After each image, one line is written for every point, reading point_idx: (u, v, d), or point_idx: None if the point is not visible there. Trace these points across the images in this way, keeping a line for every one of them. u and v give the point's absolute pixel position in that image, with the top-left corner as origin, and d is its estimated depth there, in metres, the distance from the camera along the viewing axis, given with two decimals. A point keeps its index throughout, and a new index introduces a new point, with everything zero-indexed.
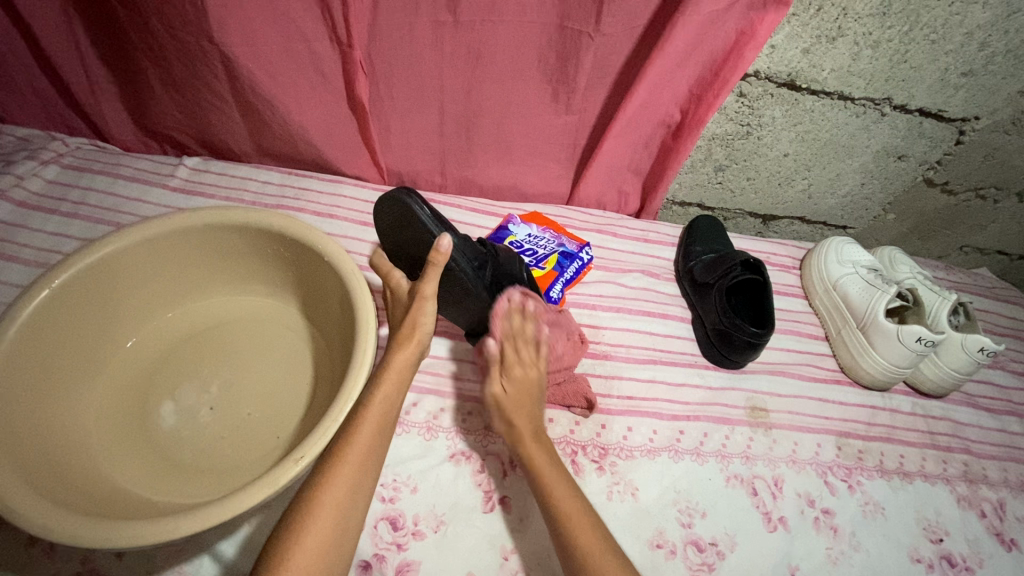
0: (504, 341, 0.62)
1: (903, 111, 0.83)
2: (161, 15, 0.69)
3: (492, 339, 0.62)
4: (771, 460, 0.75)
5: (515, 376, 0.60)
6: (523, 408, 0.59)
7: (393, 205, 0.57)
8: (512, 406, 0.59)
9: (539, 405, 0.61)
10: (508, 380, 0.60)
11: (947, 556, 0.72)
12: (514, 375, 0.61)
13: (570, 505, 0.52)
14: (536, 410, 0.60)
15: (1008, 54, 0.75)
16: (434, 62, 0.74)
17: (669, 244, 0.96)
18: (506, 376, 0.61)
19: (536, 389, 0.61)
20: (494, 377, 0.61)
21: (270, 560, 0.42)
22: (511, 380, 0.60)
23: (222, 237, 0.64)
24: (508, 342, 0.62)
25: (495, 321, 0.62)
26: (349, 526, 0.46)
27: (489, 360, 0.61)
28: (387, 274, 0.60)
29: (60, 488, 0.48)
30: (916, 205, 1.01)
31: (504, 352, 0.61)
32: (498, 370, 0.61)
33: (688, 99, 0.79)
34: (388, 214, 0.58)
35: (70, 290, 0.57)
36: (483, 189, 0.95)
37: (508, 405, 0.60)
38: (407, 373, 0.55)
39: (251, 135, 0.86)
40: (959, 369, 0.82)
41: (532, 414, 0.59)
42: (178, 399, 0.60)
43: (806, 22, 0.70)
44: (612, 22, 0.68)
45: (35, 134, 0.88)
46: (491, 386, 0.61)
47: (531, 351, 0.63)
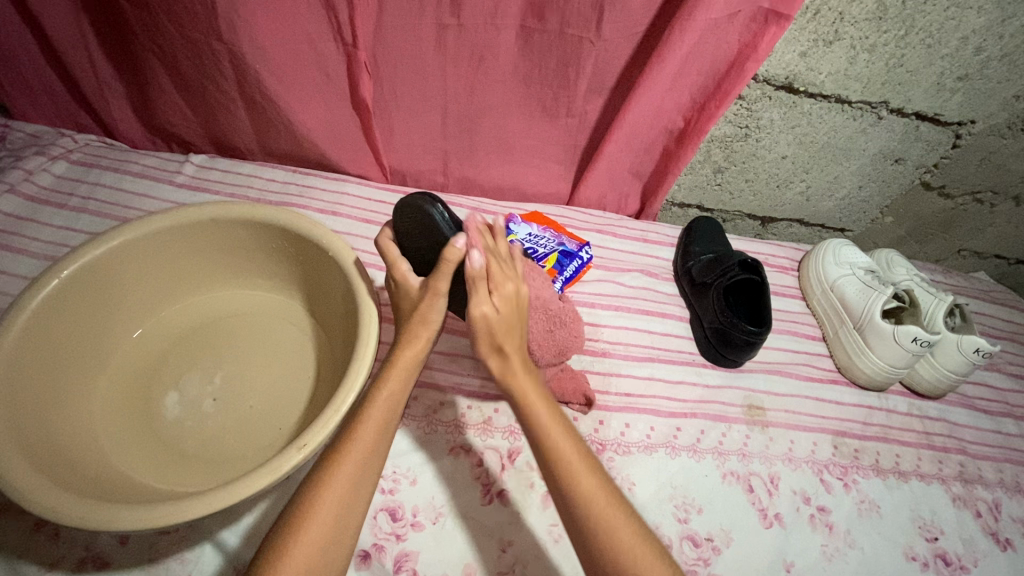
0: (489, 257, 0.55)
1: (900, 115, 0.84)
2: (171, 16, 0.70)
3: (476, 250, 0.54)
4: (768, 458, 0.76)
5: (504, 293, 0.53)
6: (512, 332, 0.53)
7: (413, 211, 0.58)
8: (502, 328, 0.52)
9: (523, 329, 0.55)
10: (495, 298, 0.53)
11: (942, 555, 0.72)
12: (504, 293, 0.53)
13: (565, 445, 0.48)
14: (521, 327, 0.54)
15: (1003, 59, 0.76)
16: (437, 63, 0.76)
17: (669, 245, 0.97)
18: (496, 293, 0.53)
19: (524, 309, 0.55)
20: (481, 293, 0.52)
21: (272, 543, 0.43)
22: (500, 296, 0.53)
23: (229, 232, 0.66)
24: (491, 257, 0.55)
25: (471, 232, 0.56)
26: (351, 517, 0.46)
27: (476, 275, 0.53)
28: (394, 265, 0.59)
29: (66, 472, 0.49)
30: (913, 208, 1.02)
31: (491, 269, 0.54)
32: (485, 288, 0.53)
33: (690, 106, 0.80)
34: (403, 220, 0.60)
35: (79, 280, 0.58)
36: (485, 189, 0.96)
37: (498, 327, 0.52)
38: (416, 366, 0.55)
39: (256, 134, 0.88)
40: (955, 370, 0.83)
41: (519, 339, 0.53)
42: (183, 389, 0.61)
43: (804, 26, 0.71)
44: (612, 26, 0.69)
45: (44, 130, 0.90)
46: (478, 305, 0.52)
47: (515, 271, 0.56)
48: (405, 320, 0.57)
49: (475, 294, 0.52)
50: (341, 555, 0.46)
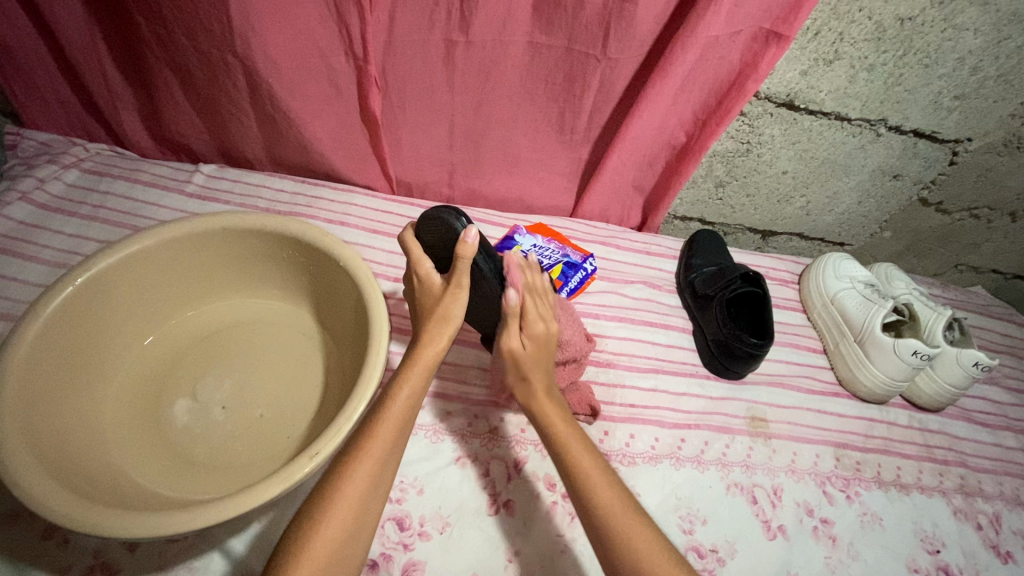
0: (525, 294, 0.57)
1: (899, 132, 0.86)
2: (185, 29, 0.72)
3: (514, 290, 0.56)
4: (771, 469, 0.76)
5: (538, 336, 0.57)
6: (539, 366, 0.56)
7: (438, 225, 0.59)
8: (534, 361, 0.56)
9: (550, 367, 0.58)
10: (528, 337, 0.56)
11: (944, 567, 0.73)
12: (535, 334, 0.57)
13: (587, 462, 0.50)
14: (549, 366, 0.58)
15: (998, 78, 0.78)
16: (446, 78, 0.77)
17: (671, 257, 0.99)
18: (527, 333, 0.57)
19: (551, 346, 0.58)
20: (513, 331, 0.56)
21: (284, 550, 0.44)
22: (532, 336, 0.56)
23: (242, 241, 0.66)
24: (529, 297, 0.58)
25: (512, 273, 0.58)
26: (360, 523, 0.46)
27: (512, 312, 0.55)
28: (416, 260, 0.59)
29: (79, 479, 0.50)
30: (911, 223, 1.04)
31: (528, 309, 0.57)
32: (518, 325, 0.56)
33: (695, 125, 0.82)
34: (429, 233, 0.60)
35: (93, 287, 0.59)
36: (490, 201, 0.98)
37: (526, 362, 0.56)
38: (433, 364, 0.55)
39: (266, 145, 0.89)
40: (955, 383, 0.84)
41: (546, 373, 0.57)
42: (193, 397, 0.62)
43: (804, 46, 0.73)
44: (618, 45, 0.70)
45: (55, 139, 0.91)
46: (509, 336, 0.56)
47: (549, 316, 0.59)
48: (425, 318, 0.56)
49: (508, 331, 0.56)
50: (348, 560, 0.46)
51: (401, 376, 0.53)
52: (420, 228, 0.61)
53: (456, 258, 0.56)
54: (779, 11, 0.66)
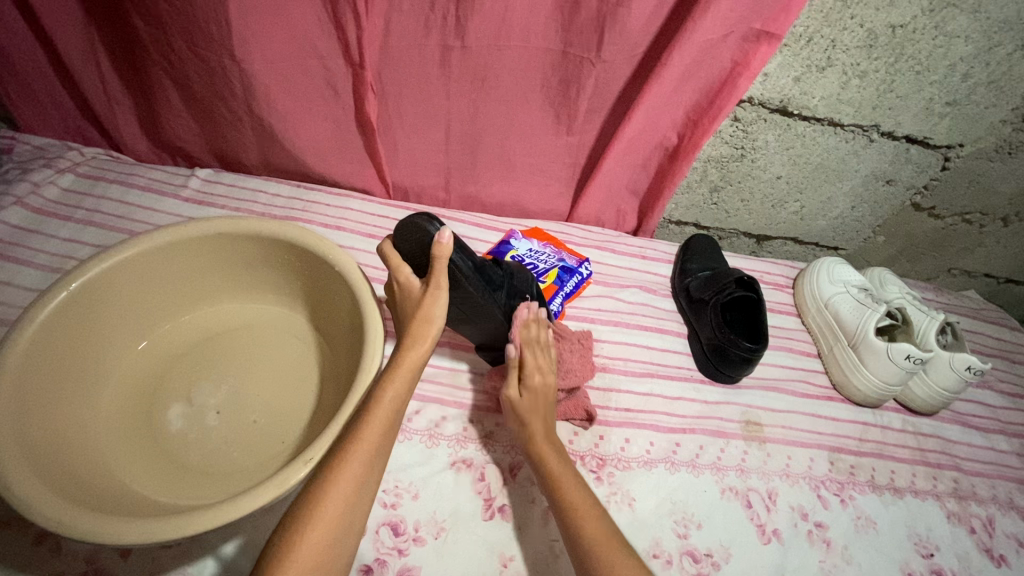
0: (523, 349, 0.66)
1: (891, 138, 0.87)
2: (182, 33, 0.72)
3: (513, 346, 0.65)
4: (765, 473, 0.77)
5: (536, 388, 0.64)
6: (539, 415, 0.63)
7: (413, 233, 0.57)
8: (534, 414, 0.63)
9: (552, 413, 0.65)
10: (528, 390, 0.64)
11: (938, 571, 0.73)
12: (535, 391, 0.64)
13: (577, 498, 0.55)
14: (550, 422, 0.64)
15: (989, 85, 0.79)
16: (442, 83, 0.77)
17: (666, 262, 0.99)
18: (526, 385, 0.64)
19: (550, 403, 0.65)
20: (513, 381, 0.64)
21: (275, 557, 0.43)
22: (529, 389, 0.64)
23: (237, 246, 0.66)
24: (530, 348, 0.67)
25: (514, 330, 0.67)
26: (351, 529, 0.46)
27: (510, 366, 0.65)
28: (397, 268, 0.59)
29: (71, 485, 0.49)
30: (904, 228, 1.05)
31: (527, 360, 0.65)
32: (518, 376, 0.65)
33: (685, 123, 0.81)
34: (405, 243, 0.59)
35: (87, 292, 0.59)
36: (486, 205, 0.98)
37: (524, 410, 0.63)
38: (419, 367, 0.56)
39: (262, 149, 0.89)
40: (948, 387, 0.84)
41: (546, 421, 0.63)
42: (187, 402, 0.62)
43: (797, 52, 0.74)
44: (613, 49, 0.71)
45: (51, 143, 0.91)
46: (513, 391, 0.64)
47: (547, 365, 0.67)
48: (407, 324, 0.57)
49: (507, 384, 0.65)
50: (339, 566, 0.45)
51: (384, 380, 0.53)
52: (396, 239, 0.60)
53: (433, 258, 0.57)
54: (770, 12, 0.67)
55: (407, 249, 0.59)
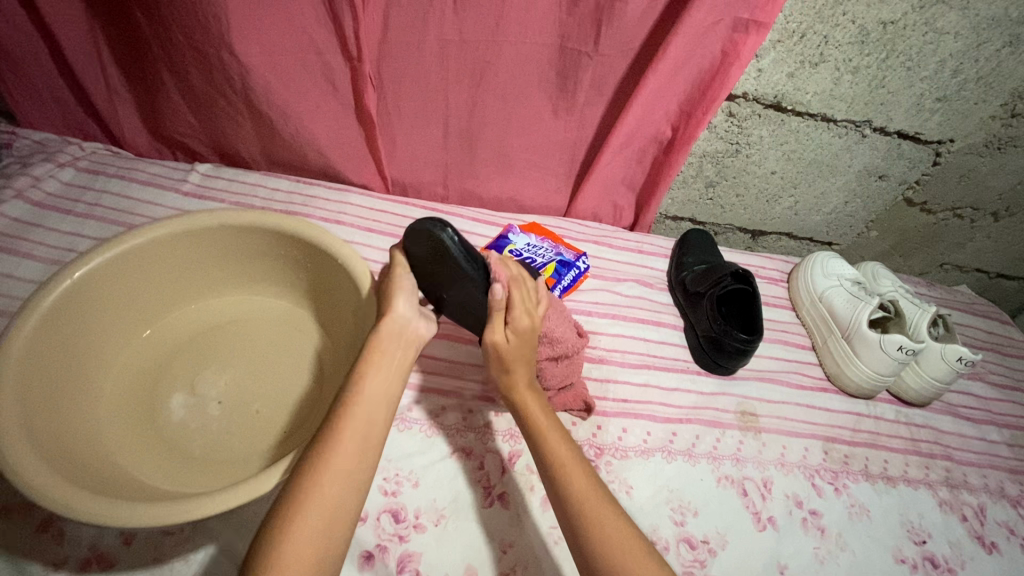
0: (511, 288, 0.59)
1: (883, 133, 0.88)
2: (183, 27, 0.72)
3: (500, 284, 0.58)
4: (761, 463, 0.78)
5: (518, 329, 0.58)
6: (524, 358, 0.59)
7: (422, 235, 0.56)
8: (509, 354, 0.58)
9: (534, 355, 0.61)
10: (512, 330, 0.58)
11: (930, 557, 0.74)
12: (520, 327, 0.58)
13: (565, 454, 0.53)
14: (529, 355, 0.59)
15: (978, 81, 0.81)
16: (440, 78, 0.78)
17: (663, 256, 1.00)
18: (511, 327, 0.58)
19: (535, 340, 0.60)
20: (496, 325, 0.58)
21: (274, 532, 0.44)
22: (514, 328, 0.58)
23: (239, 238, 0.67)
24: (513, 287, 0.60)
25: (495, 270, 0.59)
26: (354, 511, 0.47)
27: (497, 306, 0.58)
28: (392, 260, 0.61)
29: (75, 470, 0.50)
30: (896, 223, 1.06)
31: (511, 305, 0.59)
32: (502, 318, 0.58)
33: (678, 116, 0.83)
34: (416, 244, 0.58)
35: (91, 281, 0.59)
36: (484, 200, 0.99)
37: (509, 353, 0.58)
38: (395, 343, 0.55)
39: (262, 144, 0.89)
40: (940, 378, 0.86)
41: (529, 363, 0.59)
42: (189, 392, 0.62)
43: (790, 48, 0.75)
44: (609, 43, 0.72)
45: (50, 138, 0.91)
46: (494, 335, 0.58)
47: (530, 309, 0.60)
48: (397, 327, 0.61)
49: (493, 325, 0.58)
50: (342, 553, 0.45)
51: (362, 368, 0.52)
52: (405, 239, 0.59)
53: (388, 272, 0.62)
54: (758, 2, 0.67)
55: (416, 248, 0.58)
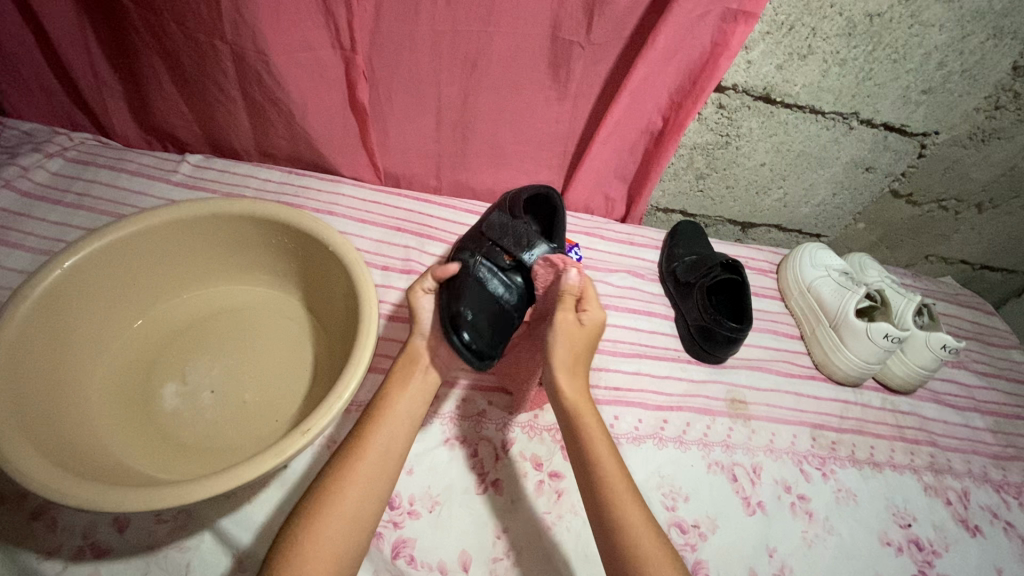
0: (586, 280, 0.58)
1: (870, 125, 0.89)
2: (174, 15, 0.72)
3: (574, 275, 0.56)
4: (750, 449, 0.79)
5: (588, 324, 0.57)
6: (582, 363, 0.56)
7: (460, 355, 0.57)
8: (574, 341, 0.56)
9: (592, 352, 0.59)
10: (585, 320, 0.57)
11: (916, 540, 0.76)
12: (591, 319, 0.58)
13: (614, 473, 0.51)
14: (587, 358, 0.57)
15: (963, 74, 0.82)
16: (433, 69, 0.78)
17: (654, 247, 1.01)
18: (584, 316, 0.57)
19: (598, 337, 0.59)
20: (569, 309, 0.57)
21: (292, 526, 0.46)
22: (589, 319, 0.57)
23: (232, 227, 0.67)
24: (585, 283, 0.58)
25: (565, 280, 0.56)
26: (360, 501, 0.48)
27: (569, 291, 0.56)
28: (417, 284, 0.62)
29: (67, 457, 0.50)
30: (883, 215, 1.08)
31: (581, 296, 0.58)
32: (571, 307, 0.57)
33: (669, 107, 0.83)
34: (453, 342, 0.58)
35: (82, 269, 0.59)
36: (477, 192, 0.99)
37: (578, 341, 0.57)
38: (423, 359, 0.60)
39: (253, 135, 0.89)
40: (924, 366, 0.87)
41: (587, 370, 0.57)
42: (182, 381, 0.62)
43: (779, 40, 0.76)
44: (600, 34, 0.72)
45: (38, 128, 0.90)
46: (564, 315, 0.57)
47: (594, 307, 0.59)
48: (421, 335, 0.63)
49: (563, 306, 0.57)
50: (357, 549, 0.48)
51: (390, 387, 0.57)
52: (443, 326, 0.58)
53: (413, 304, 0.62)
54: None
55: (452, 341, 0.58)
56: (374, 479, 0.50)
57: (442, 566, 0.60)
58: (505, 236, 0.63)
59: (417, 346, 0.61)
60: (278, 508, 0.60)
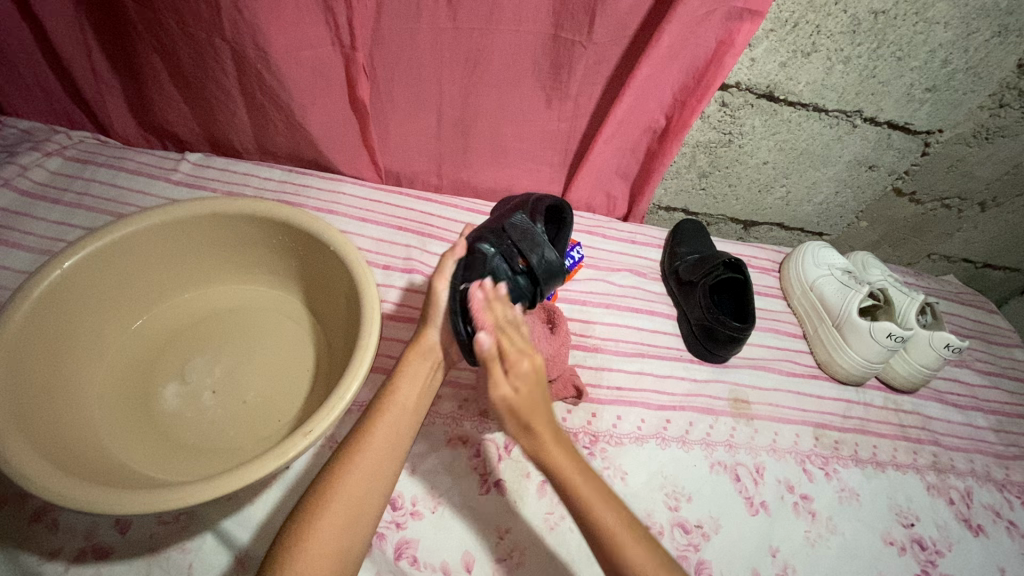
0: (500, 335, 0.54)
1: (873, 123, 0.89)
2: (174, 13, 0.71)
3: (485, 334, 0.53)
4: (753, 449, 0.79)
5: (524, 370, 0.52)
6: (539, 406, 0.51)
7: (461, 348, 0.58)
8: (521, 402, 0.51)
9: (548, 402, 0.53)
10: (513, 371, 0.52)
11: (919, 539, 0.76)
12: (519, 370, 0.52)
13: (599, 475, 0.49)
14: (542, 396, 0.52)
15: (967, 71, 0.82)
16: (434, 67, 0.78)
17: (656, 246, 1.01)
18: (513, 375, 0.52)
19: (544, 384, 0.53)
20: (497, 378, 0.51)
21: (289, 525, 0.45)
22: (518, 376, 0.52)
23: (233, 227, 0.67)
24: (503, 336, 0.54)
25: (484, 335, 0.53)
26: (360, 502, 0.48)
27: (487, 358, 0.52)
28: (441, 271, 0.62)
29: (68, 459, 0.49)
30: (886, 213, 1.07)
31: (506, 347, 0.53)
32: (501, 368, 0.52)
33: (672, 105, 0.83)
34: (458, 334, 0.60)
35: (82, 269, 0.59)
36: (478, 191, 0.99)
37: (520, 407, 0.51)
38: (434, 354, 0.62)
39: (253, 134, 0.89)
40: (927, 365, 0.87)
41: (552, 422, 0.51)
42: (183, 381, 0.62)
43: (783, 37, 0.75)
44: (602, 33, 0.72)
45: (38, 127, 0.90)
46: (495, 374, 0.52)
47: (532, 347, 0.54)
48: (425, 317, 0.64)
49: (493, 379, 0.51)
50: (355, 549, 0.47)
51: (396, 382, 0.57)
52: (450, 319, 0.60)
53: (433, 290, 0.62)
54: None
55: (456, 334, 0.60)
56: (376, 478, 0.49)
57: (445, 567, 0.60)
58: (524, 241, 0.64)
59: (428, 338, 0.62)
60: (280, 508, 0.60)
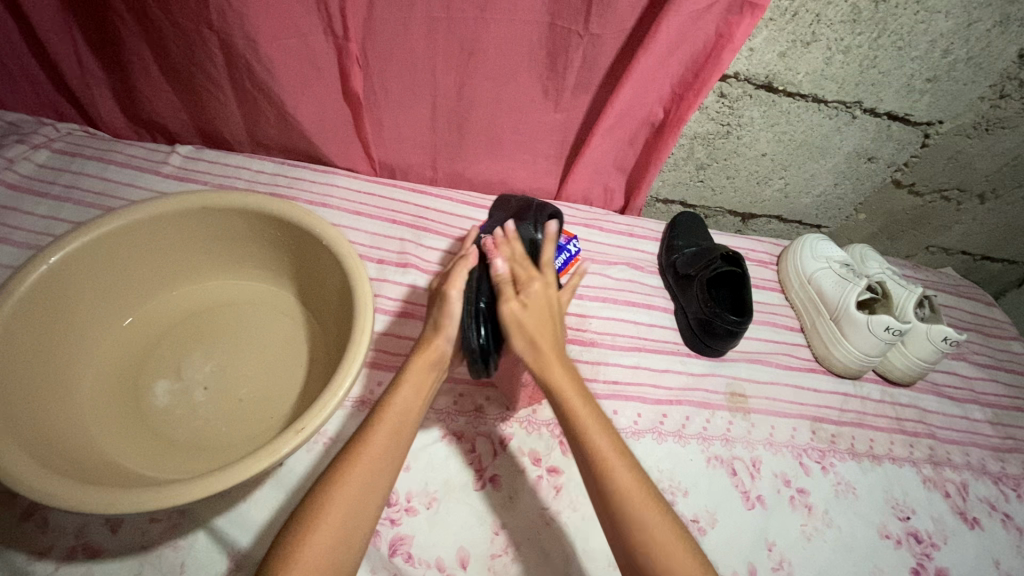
0: (513, 262, 0.59)
1: (873, 115, 0.88)
2: (161, 3, 0.70)
3: (502, 261, 0.59)
4: (750, 443, 0.78)
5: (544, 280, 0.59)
6: (544, 330, 0.55)
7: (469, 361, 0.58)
8: (539, 313, 0.56)
9: (560, 332, 0.56)
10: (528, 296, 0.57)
11: (914, 533, 0.76)
12: (532, 291, 0.57)
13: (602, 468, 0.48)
14: (554, 324, 0.56)
15: (968, 62, 0.80)
16: (428, 58, 0.77)
17: (654, 239, 1.00)
18: (524, 293, 0.56)
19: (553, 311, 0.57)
20: (508, 295, 0.56)
21: (287, 530, 0.45)
22: (529, 296, 0.56)
23: (223, 221, 0.66)
24: (515, 264, 0.59)
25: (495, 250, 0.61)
26: (358, 505, 0.47)
27: (501, 280, 0.58)
28: (453, 279, 0.59)
29: (55, 458, 0.49)
30: (885, 205, 1.07)
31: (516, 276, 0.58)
32: (512, 290, 0.57)
33: (670, 97, 0.81)
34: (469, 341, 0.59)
35: (69, 264, 0.58)
36: (473, 183, 0.98)
37: (529, 321, 0.55)
38: (443, 364, 0.58)
39: (245, 125, 0.87)
40: (925, 358, 0.87)
41: (554, 334, 0.55)
42: (173, 378, 0.61)
43: (783, 26, 0.74)
44: (599, 24, 0.71)
45: (24, 119, 0.88)
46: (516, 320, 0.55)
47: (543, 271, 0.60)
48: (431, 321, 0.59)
49: (505, 296, 0.56)
50: (355, 550, 0.46)
51: (398, 383, 0.55)
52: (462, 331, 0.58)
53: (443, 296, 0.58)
54: None
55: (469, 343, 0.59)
56: (374, 478, 0.48)
57: (440, 563, 0.60)
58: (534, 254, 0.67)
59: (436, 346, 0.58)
60: (273, 506, 0.60)
